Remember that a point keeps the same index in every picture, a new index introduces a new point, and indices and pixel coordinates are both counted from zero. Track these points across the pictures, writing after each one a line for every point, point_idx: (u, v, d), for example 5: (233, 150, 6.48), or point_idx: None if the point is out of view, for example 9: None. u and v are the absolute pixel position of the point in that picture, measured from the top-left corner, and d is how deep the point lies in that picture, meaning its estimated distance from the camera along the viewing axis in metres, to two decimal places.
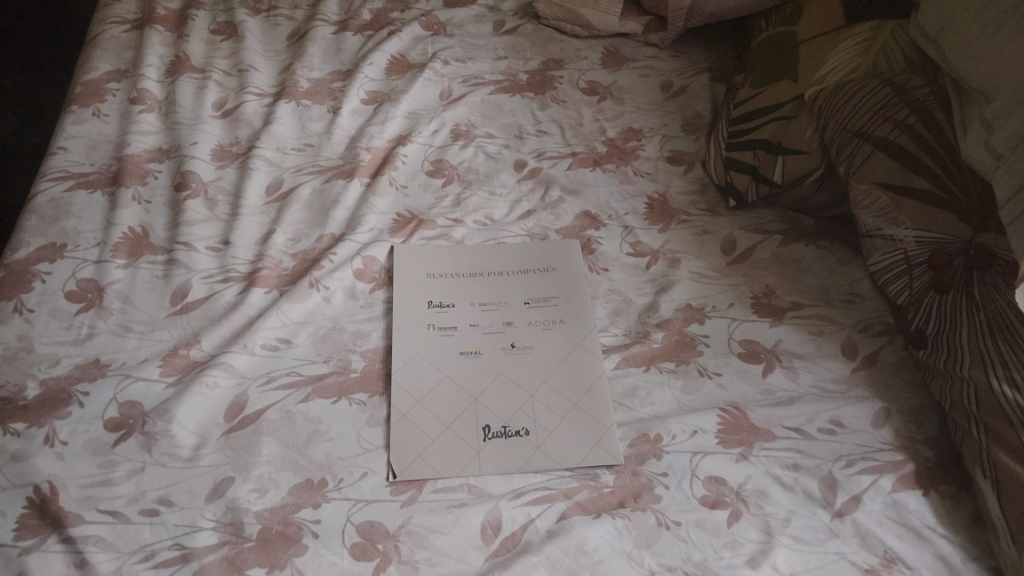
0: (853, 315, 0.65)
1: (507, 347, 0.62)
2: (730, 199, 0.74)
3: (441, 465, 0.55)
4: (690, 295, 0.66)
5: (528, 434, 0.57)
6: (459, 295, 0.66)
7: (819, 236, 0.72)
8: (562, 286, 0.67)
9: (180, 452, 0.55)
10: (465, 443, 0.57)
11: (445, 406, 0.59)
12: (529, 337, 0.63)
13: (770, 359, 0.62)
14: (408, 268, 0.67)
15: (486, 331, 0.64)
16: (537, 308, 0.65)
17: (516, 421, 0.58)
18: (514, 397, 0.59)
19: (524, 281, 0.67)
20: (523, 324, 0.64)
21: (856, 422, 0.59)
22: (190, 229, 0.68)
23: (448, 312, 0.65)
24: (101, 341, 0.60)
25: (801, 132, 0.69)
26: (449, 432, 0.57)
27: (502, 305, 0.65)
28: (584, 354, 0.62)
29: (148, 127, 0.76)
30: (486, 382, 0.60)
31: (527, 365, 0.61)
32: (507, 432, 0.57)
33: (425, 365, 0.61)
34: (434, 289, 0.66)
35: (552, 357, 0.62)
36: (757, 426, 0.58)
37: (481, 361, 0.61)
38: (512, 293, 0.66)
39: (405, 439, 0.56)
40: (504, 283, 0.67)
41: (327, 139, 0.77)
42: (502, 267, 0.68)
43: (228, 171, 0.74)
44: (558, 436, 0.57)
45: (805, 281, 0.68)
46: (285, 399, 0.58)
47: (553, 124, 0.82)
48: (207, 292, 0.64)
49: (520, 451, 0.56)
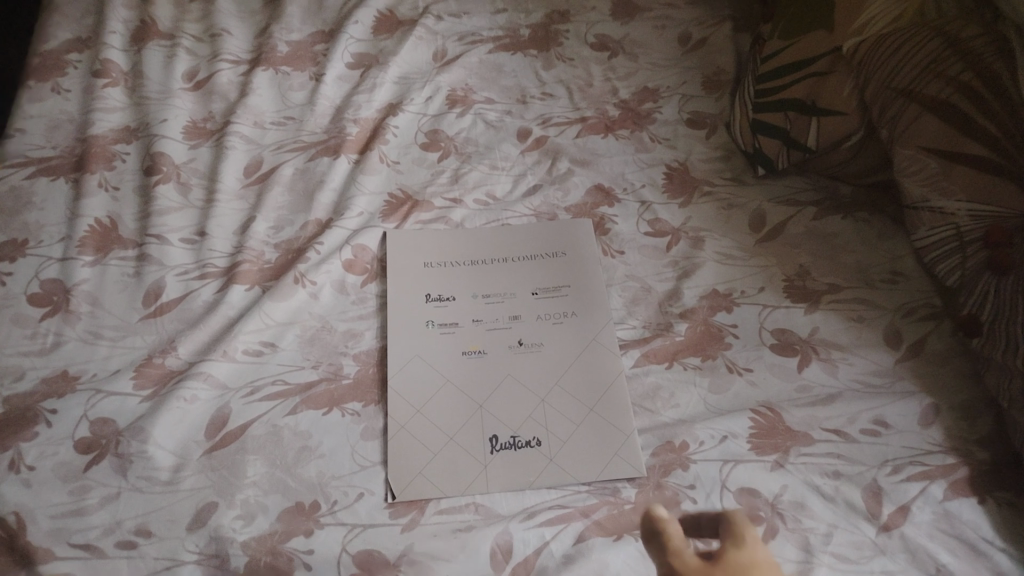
0: (895, 297, 0.59)
1: (514, 345, 0.57)
2: (758, 167, 0.67)
3: (445, 482, 0.51)
4: (716, 280, 0.60)
5: (540, 445, 0.52)
6: (460, 287, 0.60)
7: (856, 206, 0.65)
8: (573, 273, 0.61)
9: (159, 475, 0.50)
10: (470, 457, 0.52)
11: (447, 414, 0.54)
12: (538, 332, 0.57)
13: (806, 351, 0.57)
14: (404, 257, 0.61)
15: (490, 327, 0.58)
16: (547, 299, 0.59)
17: (526, 430, 0.53)
18: (523, 402, 0.54)
19: (531, 269, 0.61)
20: (531, 318, 0.58)
21: (902, 422, 0.53)
22: (162, 219, 0.62)
23: (448, 306, 0.59)
24: (70, 350, 0.55)
25: (839, 91, 0.61)
26: (452, 444, 0.52)
27: (507, 297, 0.60)
28: (600, 351, 0.56)
29: (114, 102, 0.69)
30: (492, 386, 0.55)
31: (536, 366, 0.56)
32: (516, 443, 0.52)
33: (424, 369, 0.55)
34: (432, 281, 0.60)
35: (564, 356, 0.56)
36: (793, 429, 0.53)
37: (485, 361, 0.56)
38: (519, 282, 0.60)
39: (405, 454, 0.51)
40: (509, 272, 0.61)
41: (310, 111, 0.71)
42: (508, 254, 0.62)
43: (202, 150, 0.67)
44: (573, 447, 0.52)
45: (842, 259, 0.61)
46: (271, 411, 0.53)
47: (559, 85, 0.75)
48: (184, 290, 0.58)
49: (531, 464, 0.51)
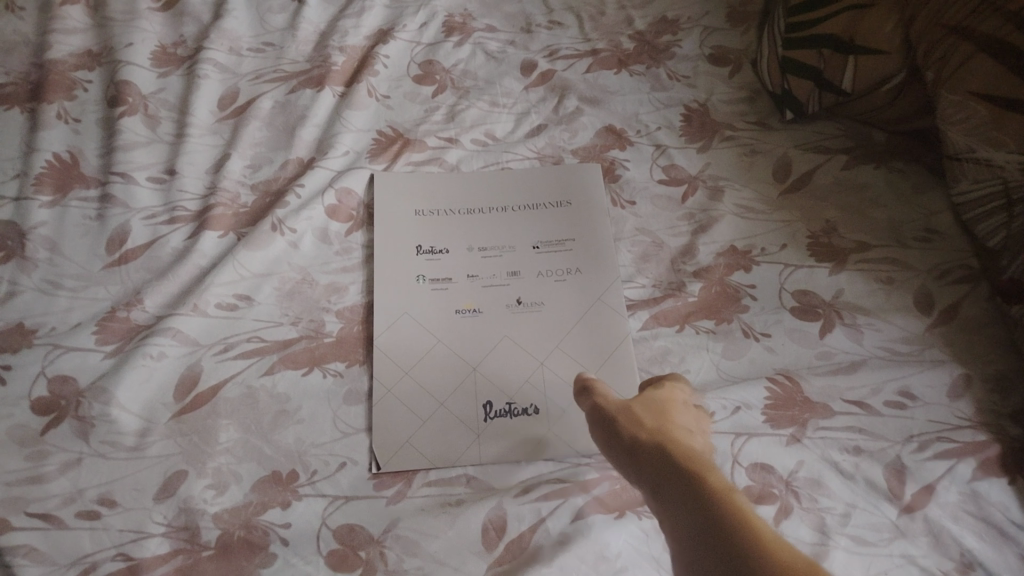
0: (929, 257, 0.54)
1: (511, 304, 0.52)
2: (786, 111, 0.61)
3: (433, 452, 0.47)
4: (733, 235, 0.55)
5: (538, 413, 0.48)
6: (455, 238, 0.55)
7: (891, 155, 0.59)
8: (578, 225, 0.56)
9: (124, 440, 0.45)
10: (461, 425, 0.48)
11: (438, 378, 0.49)
12: (539, 290, 0.53)
13: (829, 315, 0.52)
14: (394, 204, 0.56)
15: (486, 284, 0.53)
16: (549, 253, 0.54)
17: (523, 397, 0.49)
18: (520, 366, 0.50)
19: (532, 220, 0.56)
20: (531, 274, 0.53)
21: (929, 393, 0.48)
22: (128, 156, 0.56)
23: (441, 259, 0.54)
24: (26, 301, 0.50)
25: (879, 27, 0.54)
26: (442, 412, 0.48)
27: (506, 250, 0.55)
28: (605, 311, 0.52)
29: (75, 24, 0.63)
30: (488, 347, 0.50)
31: (535, 327, 0.51)
32: (512, 411, 0.48)
33: (412, 328, 0.51)
34: (424, 230, 0.55)
35: (566, 316, 0.52)
36: (812, 401, 0.48)
37: (480, 320, 0.51)
38: (518, 234, 0.55)
39: (390, 421, 0.47)
40: (507, 223, 0.56)
41: (291, 37, 0.65)
42: (508, 202, 0.57)
43: (172, 79, 0.61)
44: (574, 415, 0.48)
45: (873, 215, 0.56)
46: (246, 371, 0.48)
47: (568, 13, 0.70)
48: (151, 236, 0.53)
49: (528, 435, 0.47)
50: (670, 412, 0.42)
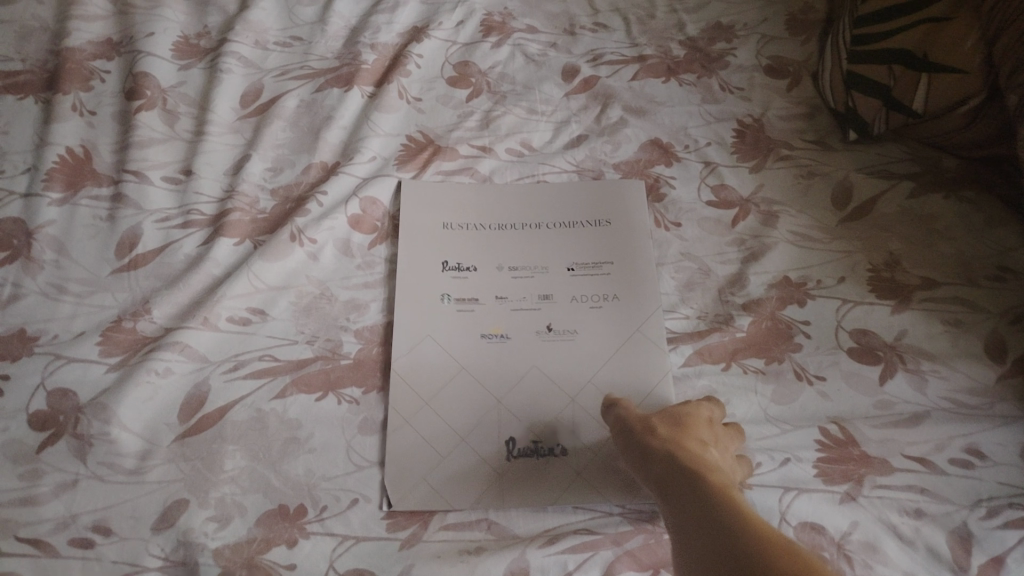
0: (1002, 298, 0.49)
1: (542, 331, 0.48)
2: (850, 130, 0.56)
3: (451, 492, 0.43)
4: (788, 265, 0.51)
5: (565, 453, 0.44)
6: (483, 255, 0.51)
7: (962, 183, 0.54)
8: (617, 248, 0.52)
9: (124, 462, 0.42)
10: (483, 463, 0.44)
11: (458, 408, 0.46)
12: (572, 317, 0.49)
13: (890, 359, 0.47)
14: (420, 215, 0.53)
15: (515, 307, 0.49)
16: (584, 277, 0.51)
17: (550, 434, 0.45)
18: (549, 400, 0.46)
19: (567, 240, 0.52)
20: (565, 299, 0.50)
21: (999, 452, 0.43)
22: (143, 154, 0.53)
23: (468, 278, 0.50)
24: (28, 305, 0.47)
25: (958, 44, 0.50)
26: (461, 448, 0.44)
27: (538, 271, 0.51)
28: (644, 344, 0.48)
29: (96, 10, 0.61)
30: (514, 377, 0.47)
31: (566, 357, 0.47)
32: (538, 450, 0.44)
33: (433, 351, 0.47)
34: (451, 245, 0.52)
35: (600, 347, 0.48)
36: (869, 455, 0.43)
37: (508, 346, 0.48)
38: (553, 255, 0.52)
39: (405, 456, 0.44)
40: (542, 241, 0.52)
41: (321, 31, 0.62)
42: (543, 219, 0.53)
43: (194, 72, 0.58)
44: (606, 458, 0.44)
45: (942, 249, 0.51)
46: (256, 393, 0.45)
47: (614, 15, 0.66)
48: (163, 240, 0.50)
49: (554, 475, 0.44)
50: (687, 426, 0.41)
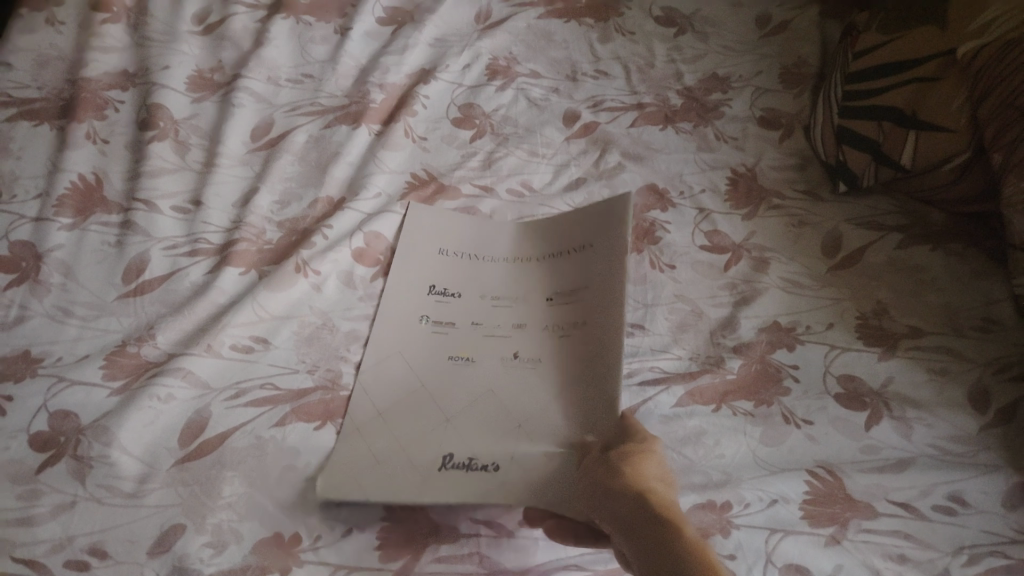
0: (988, 350, 0.50)
1: (510, 357, 0.48)
2: (839, 183, 0.58)
3: (380, 486, 0.42)
4: (778, 310, 0.52)
5: (497, 470, 0.42)
6: (469, 284, 0.52)
7: (949, 236, 0.56)
8: (593, 271, 0.51)
9: (122, 485, 0.42)
10: (417, 466, 0.43)
11: (411, 417, 0.45)
12: (543, 344, 0.49)
13: (876, 406, 0.48)
14: (418, 245, 0.54)
15: (490, 335, 0.50)
16: (561, 305, 0.51)
17: (493, 449, 0.43)
18: (502, 421, 0.45)
19: (550, 269, 0.53)
20: (537, 329, 0.50)
21: (983, 500, 0.44)
22: (154, 182, 0.54)
23: (450, 302, 0.51)
24: (34, 326, 0.48)
25: (947, 103, 0.52)
26: (402, 451, 0.43)
27: (518, 301, 0.51)
28: (603, 366, 0.46)
29: (113, 42, 0.62)
30: (471, 396, 0.46)
31: (528, 385, 0.46)
32: (475, 462, 0.43)
33: (402, 366, 0.48)
34: (440, 271, 0.53)
35: (563, 372, 0.47)
36: (856, 499, 0.44)
37: (472, 369, 0.47)
38: (534, 286, 0.52)
39: (345, 454, 0.43)
40: (523, 271, 0.53)
41: (332, 69, 0.64)
42: (532, 253, 0.54)
43: (206, 105, 0.60)
44: (539, 475, 0.42)
45: (929, 299, 0.53)
46: (256, 420, 0.46)
47: (615, 62, 0.68)
48: (170, 267, 0.51)
49: (479, 490, 0.41)
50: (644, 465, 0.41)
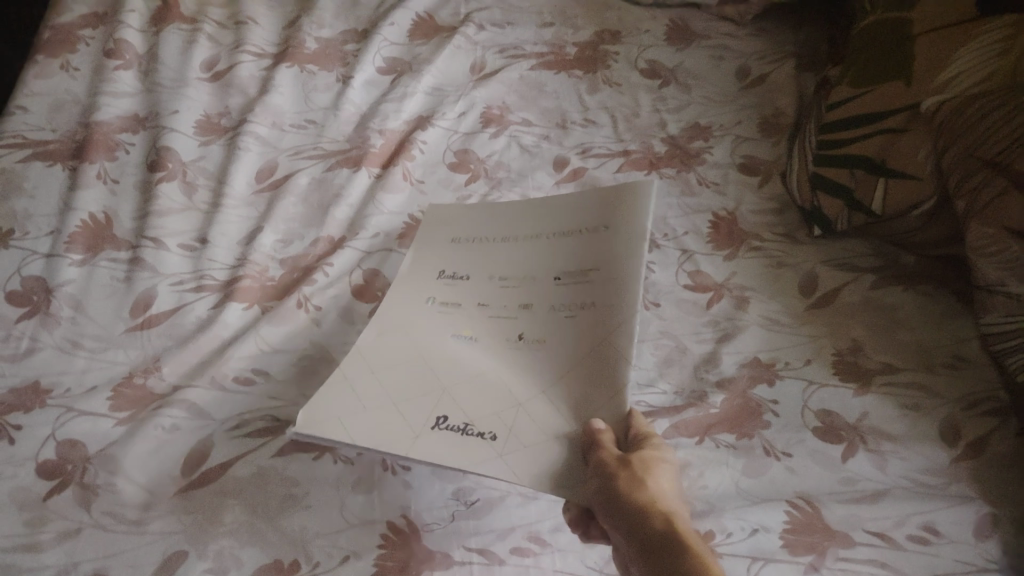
0: (957, 386, 0.53)
1: (512, 338, 0.46)
2: (815, 227, 0.61)
3: (363, 436, 0.41)
4: (758, 347, 0.55)
5: (494, 439, 0.41)
6: (480, 267, 0.52)
7: (919, 278, 0.59)
8: (604, 251, 0.48)
9: (126, 513, 0.44)
10: (405, 426, 0.42)
11: (406, 385, 0.44)
12: (547, 324, 0.46)
13: (852, 439, 0.50)
14: (435, 234, 0.55)
15: (495, 315, 0.48)
16: (569, 286, 0.47)
17: (487, 421, 0.42)
18: (498, 399, 0.43)
19: (561, 245, 0.50)
20: (543, 309, 0.47)
21: (954, 530, 0.46)
22: (162, 221, 0.57)
23: (459, 284, 0.51)
24: (43, 359, 0.50)
25: (914, 152, 0.56)
26: (391, 411, 0.43)
27: (527, 280, 0.49)
28: (609, 352, 0.42)
29: (125, 87, 0.65)
30: (470, 372, 0.45)
31: (528, 365, 0.44)
32: (466, 431, 0.41)
33: (403, 336, 0.48)
34: (453, 257, 0.53)
35: (565, 351, 0.44)
36: (833, 528, 0.46)
37: (473, 348, 0.46)
38: (544, 264, 0.50)
39: (332, 403, 0.43)
40: (532, 251, 0.51)
41: (334, 116, 0.67)
42: (546, 231, 0.52)
43: (213, 148, 0.63)
44: (536, 451, 0.40)
45: (901, 337, 0.55)
46: (256, 450, 0.47)
47: (602, 112, 0.72)
48: (176, 302, 0.53)
49: (470, 454, 0.40)
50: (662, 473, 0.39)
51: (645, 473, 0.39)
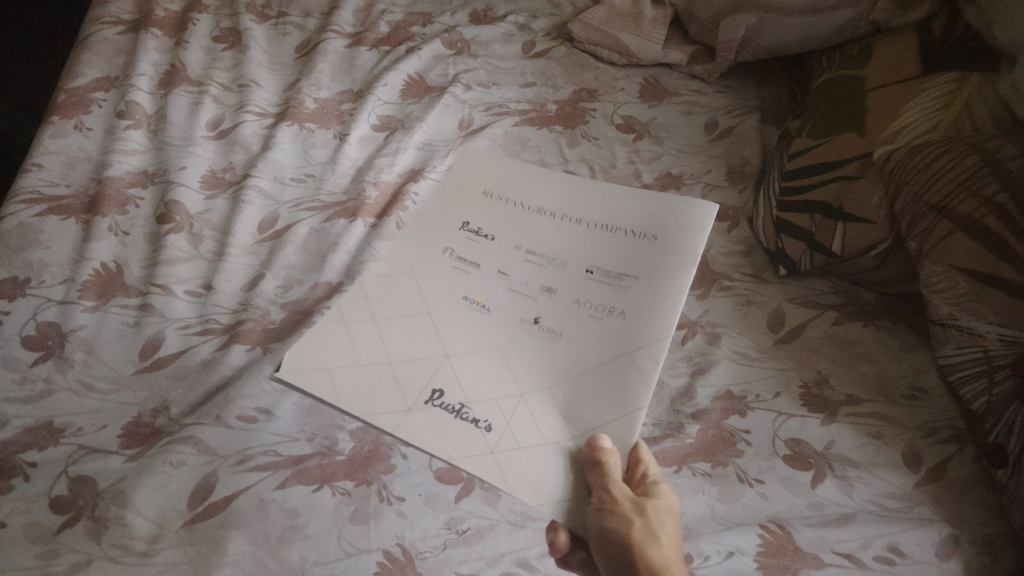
0: (916, 414, 0.56)
1: (530, 322, 0.54)
2: (780, 267, 0.65)
3: (353, 395, 0.50)
4: (730, 380, 0.58)
5: (488, 430, 0.49)
6: (507, 233, 0.59)
7: (878, 314, 0.63)
8: (646, 268, 0.55)
9: (134, 545, 0.46)
10: (401, 395, 0.50)
11: (407, 345, 0.53)
12: (565, 320, 0.53)
13: (820, 466, 0.54)
14: (466, 180, 0.63)
15: (514, 291, 0.55)
16: (598, 283, 0.55)
17: (484, 411, 0.50)
18: (496, 379, 0.51)
19: (599, 241, 0.58)
20: (566, 300, 0.54)
21: (918, 550, 0.49)
22: (169, 270, 0.61)
23: (478, 240, 0.59)
24: (57, 400, 0.53)
25: (868, 198, 0.61)
26: (387, 368, 0.51)
27: (555, 264, 0.57)
28: (626, 369, 0.50)
29: (135, 145, 0.70)
30: (469, 347, 0.53)
31: (539, 350, 0.52)
32: (462, 415, 0.50)
33: (427, 283, 0.56)
34: (480, 209, 0.61)
35: (578, 352, 0.52)
36: (803, 551, 0.49)
37: (482, 315, 0.54)
38: (577, 256, 0.57)
39: (330, 347, 0.52)
40: (571, 235, 0.58)
41: (331, 170, 0.71)
42: (590, 216, 0.59)
43: (218, 202, 0.67)
44: (528, 454, 0.48)
45: (862, 369, 0.59)
46: (259, 484, 0.50)
47: (582, 163, 0.76)
48: (182, 346, 0.57)
49: (457, 437, 0.49)
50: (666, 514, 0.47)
51: (653, 521, 0.46)
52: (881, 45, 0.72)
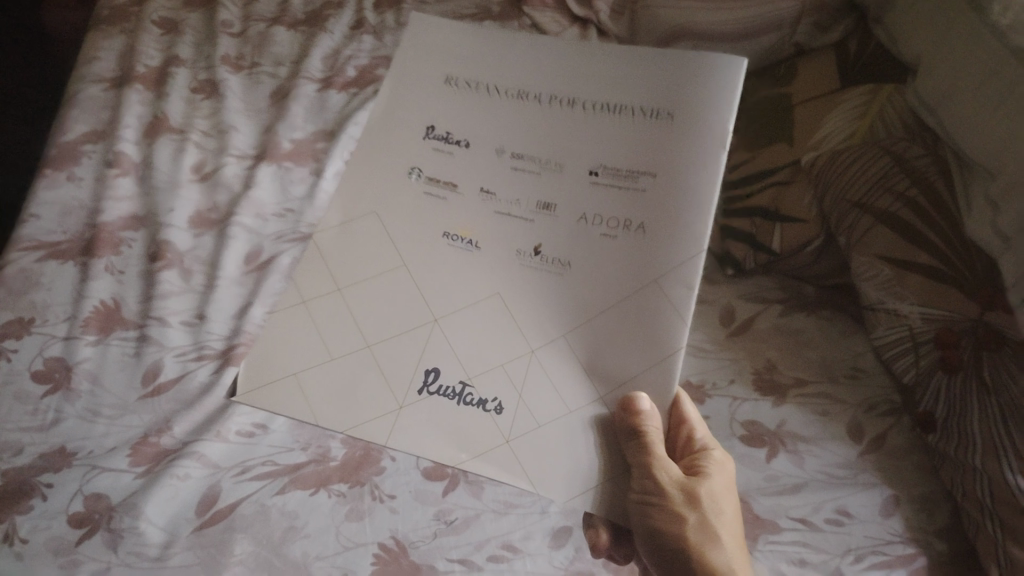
0: (856, 392, 0.62)
1: (530, 255, 0.48)
2: (727, 267, 0.72)
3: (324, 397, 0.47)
4: (688, 371, 0.64)
5: (498, 411, 0.47)
6: (480, 133, 0.50)
7: (819, 306, 0.69)
8: (665, 156, 0.45)
9: (147, 551, 0.50)
10: (393, 389, 0.48)
11: (379, 322, 0.49)
12: (569, 248, 0.47)
13: (773, 442, 0.59)
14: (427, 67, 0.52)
15: (497, 213, 0.49)
16: (608, 184, 0.47)
17: (486, 387, 0.47)
18: (494, 338, 0.48)
19: (603, 130, 0.47)
20: (566, 213, 0.47)
21: (864, 511, 0.55)
22: (165, 303, 0.65)
23: (447, 149, 0.51)
24: (67, 427, 0.56)
25: (799, 201, 0.68)
26: (359, 353, 0.48)
27: (552, 166, 0.48)
28: (649, 303, 0.45)
29: (125, 192, 0.75)
30: (456, 304, 0.48)
31: (546, 286, 0.47)
32: (463, 395, 0.47)
33: (387, 240, 0.50)
34: (441, 107, 0.52)
35: (589, 286, 0.46)
36: (761, 517, 0.55)
37: (461, 256, 0.49)
38: (575, 152, 0.48)
39: (273, 355, 0.48)
40: (569, 121, 0.48)
41: (309, 205, 0.76)
42: (588, 91, 0.48)
43: (206, 239, 0.72)
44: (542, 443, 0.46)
45: (807, 354, 0.65)
46: (260, 491, 0.54)
47: None
48: (181, 371, 0.61)
49: (463, 416, 0.47)
50: (722, 496, 0.48)
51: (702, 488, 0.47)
52: (804, 66, 0.80)
